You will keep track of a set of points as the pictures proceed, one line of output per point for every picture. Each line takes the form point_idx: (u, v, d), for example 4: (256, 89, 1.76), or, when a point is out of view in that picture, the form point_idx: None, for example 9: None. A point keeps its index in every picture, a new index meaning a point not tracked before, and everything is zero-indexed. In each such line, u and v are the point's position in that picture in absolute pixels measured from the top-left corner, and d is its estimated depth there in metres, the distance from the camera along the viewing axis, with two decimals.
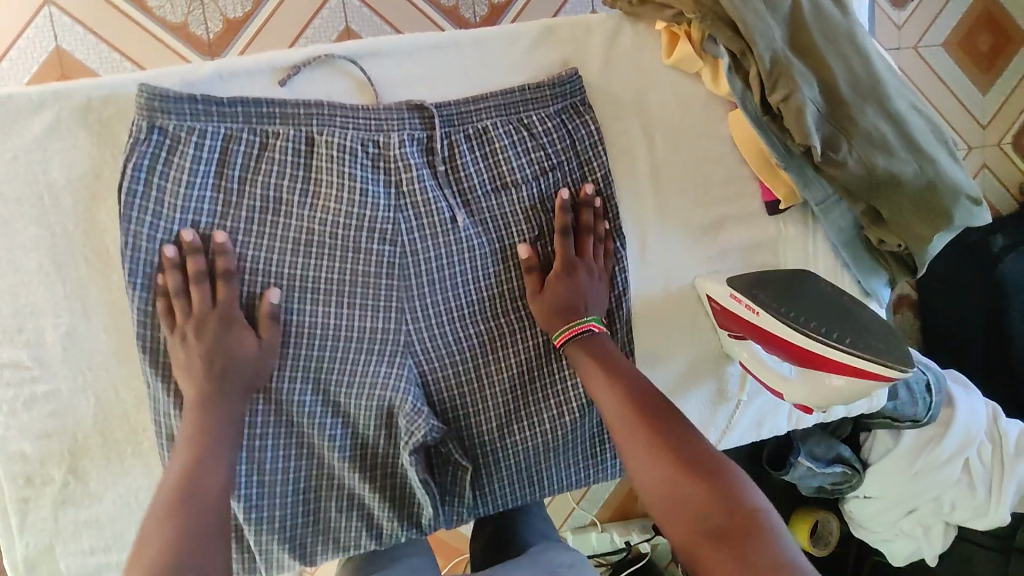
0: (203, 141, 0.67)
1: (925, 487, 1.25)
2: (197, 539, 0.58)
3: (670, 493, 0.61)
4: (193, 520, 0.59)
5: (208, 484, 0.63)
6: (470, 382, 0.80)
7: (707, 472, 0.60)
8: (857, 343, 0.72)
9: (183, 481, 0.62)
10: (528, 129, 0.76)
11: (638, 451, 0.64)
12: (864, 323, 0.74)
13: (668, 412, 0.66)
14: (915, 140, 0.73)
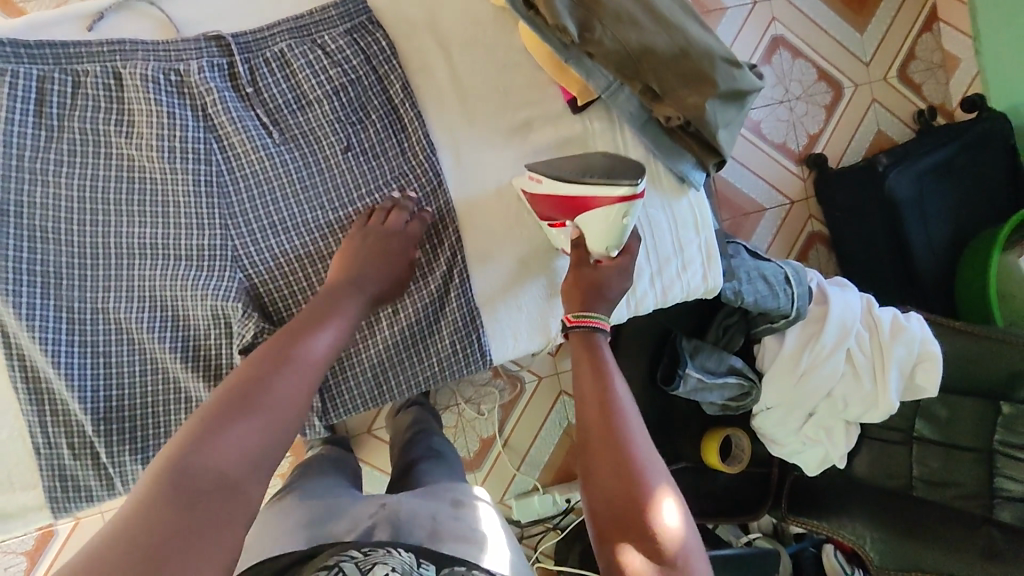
0: (18, 82, 0.76)
1: (814, 385, 1.28)
2: (269, 400, 0.63)
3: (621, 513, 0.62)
4: (267, 384, 0.64)
5: (284, 380, 0.66)
6: (307, 289, 0.86)
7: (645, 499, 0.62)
8: (606, 176, 0.84)
9: (252, 390, 0.63)
10: (323, 50, 0.85)
11: (603, 466, 0.66)
12: (620, 164, 0.86)
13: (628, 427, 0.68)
14: (661, 14, 0.83)
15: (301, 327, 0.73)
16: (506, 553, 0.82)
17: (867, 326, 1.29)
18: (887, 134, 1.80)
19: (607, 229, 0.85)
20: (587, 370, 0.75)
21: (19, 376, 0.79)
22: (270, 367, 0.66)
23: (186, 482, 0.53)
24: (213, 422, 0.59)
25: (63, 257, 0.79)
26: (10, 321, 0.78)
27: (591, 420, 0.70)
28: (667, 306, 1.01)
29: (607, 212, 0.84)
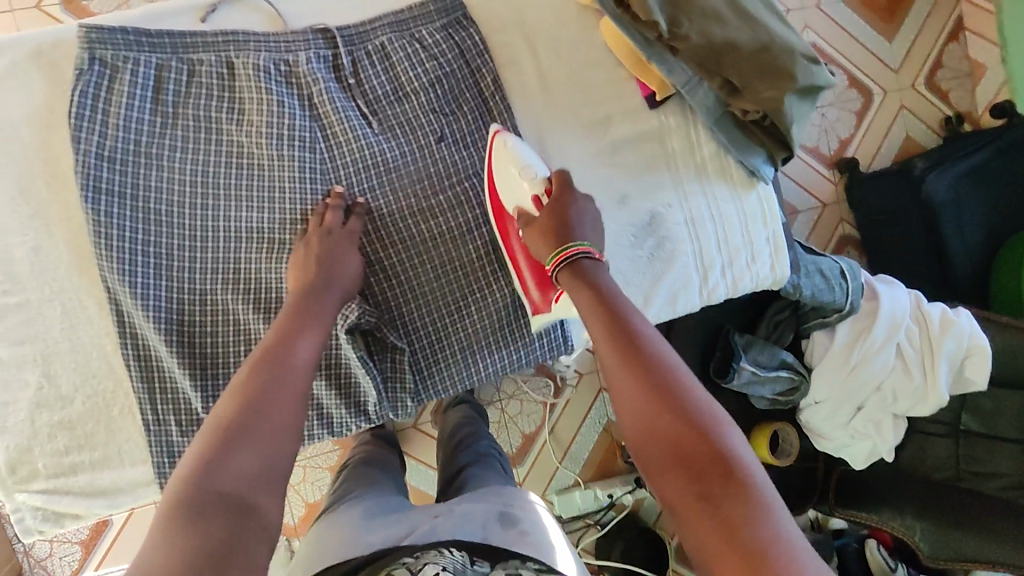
0: (138, 70, 0.79)
1: (864, 379, 1.31)
2: (263, 419, 0.65)
3: (655, 436, 0.63)
4: (265, 398, 0.67)
5: (283, 394, 0.68)
6: (403, 274, 0.91)
7: (679, 409, 0.63)
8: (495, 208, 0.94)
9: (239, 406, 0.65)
10: (420, 44, 0.89)
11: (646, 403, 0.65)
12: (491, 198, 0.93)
13: (642, 346, 0.70)
14: (744, 10, 0.87)
15: (284, 335, 0.74)
16: (559, 545, 0.80)
17: (917, 321, 1.31)
18: (915, 138, 1.84)
19: (522, 177, 0.88)
20: (589, 303, 0.77)
21: (131, 351, 0.82)
22: (263, 382, 0.68)
23: (201, 506, 0.56)
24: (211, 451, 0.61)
25: (175, 239, 0.83)
26: (125, 300, 0.81)
27: (605, 354, 0.72)
28: (737, 295, 1.04)
29: (506, 168, 0.88)
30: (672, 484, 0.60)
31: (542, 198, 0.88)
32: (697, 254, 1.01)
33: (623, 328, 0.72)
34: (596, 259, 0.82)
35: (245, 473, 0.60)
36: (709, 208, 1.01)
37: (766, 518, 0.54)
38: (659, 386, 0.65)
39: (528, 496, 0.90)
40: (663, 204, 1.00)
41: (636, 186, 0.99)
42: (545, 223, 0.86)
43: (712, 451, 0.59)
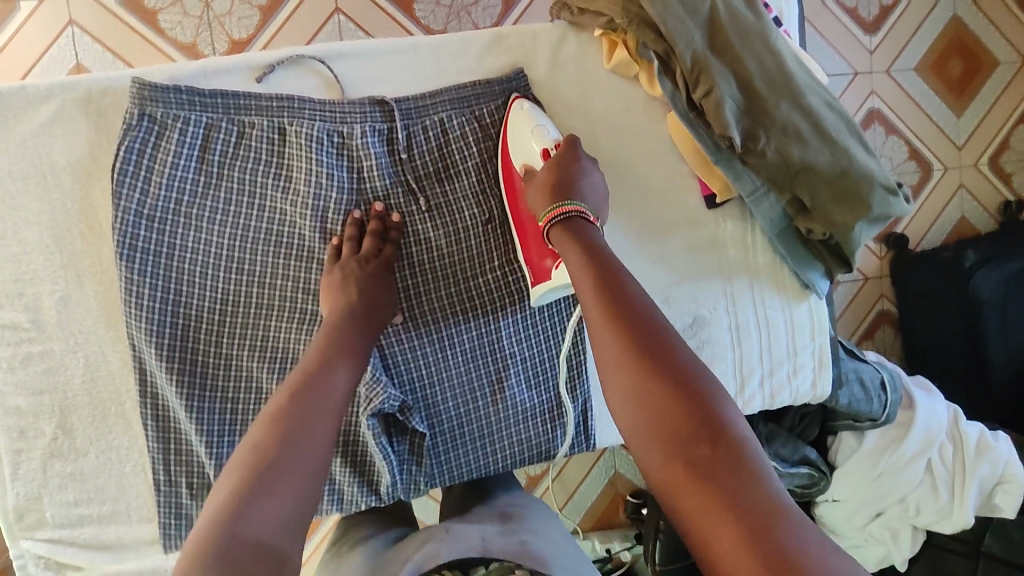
0: (188, 129, 0.77)
1: (889, 488, 1.27)
2: (297, 457, 0.61)
3: (646, 406, 0.58)
4: (300, 433, 0.63)
5: (317, 428, 0.64)
6: (434, 358, 0.87)
7: (670, 374, 0.58)
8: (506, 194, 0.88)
9: (268, 441, 0.61)
10: (479, 122, 0.86)
11: (617, 371, 0.61)
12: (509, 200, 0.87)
13: (630, 308, 0.65)
14: (827, 131, 0.81)
15: (319, 362, 0.70)
16: (562, 560, 0.72)
17: (952, 439, 1.27)
18: (970, 222, 1.71)
19: (532, 132, 0.82)
20: (577, 263, 0.72)
21: (149, 413, 0.80)
22: (298, 415, 0.64)
23: (231, 564, 0.50)
24: (240, 493, 0.56)
25: (206, 301, 0.80)
26: (148, 358, 0.79)
27: (591, 312, 0.67)
28: (774, 408, 1.00)
29: (517, 126, 0.84)
30: (662, 459, 0.54)
31: (551, 151, 0.82)
32: (737, 362, 0.97)
33: (612, 291, 0.67)
34: (587, 217, 0.77)
35: (279, 517, 0.56)
36: (756, 316, 0.97)
37: (768, 487, 0.49)
38: (653, 349, 0.61)
39: (545, 526, 0.82)
40: (709, 307, 0.96)
41: (681, 288, 0.95)
42: (547, 176, 0.79)
43: (708, 422, 0.55)
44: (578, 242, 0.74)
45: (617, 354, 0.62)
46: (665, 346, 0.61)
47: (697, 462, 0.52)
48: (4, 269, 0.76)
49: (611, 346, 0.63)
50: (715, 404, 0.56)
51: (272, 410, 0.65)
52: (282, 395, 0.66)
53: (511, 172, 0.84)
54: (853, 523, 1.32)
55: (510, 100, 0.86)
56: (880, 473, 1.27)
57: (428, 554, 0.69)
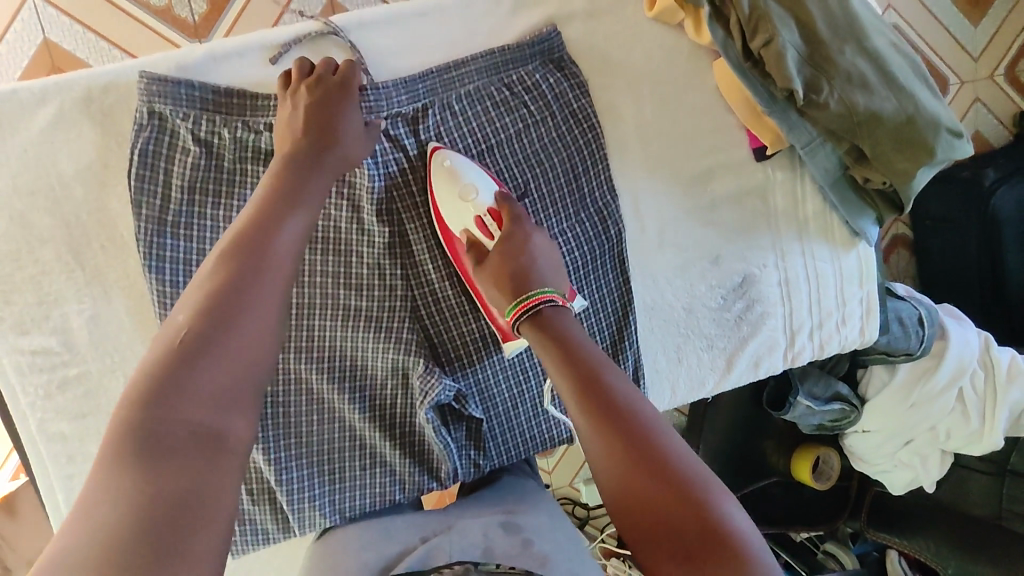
0: (201, 124, 0.70)
1: (920, 417, 1.29)
2: (232, 347, 0.53)
3: (636, 504, 0.53)
4: (248, 301, 0.55)
5: (259, 309, 0.55)
6: (487, 343, 0.84)
7: (665, 477, 0.53)
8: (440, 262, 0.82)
9: (211, 304, 0.54)
10: (509, 91, 0.80)
11: (603, 453, 0.56)
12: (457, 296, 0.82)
13: (613, 396, 0.59)
14: (890, 77, 0.77)
15: (269, 213, 0.61)
16: (569, 554, 0.69)
17: (982, 364, 1.29)
18: (984, 137, 1.65)
19: (465, 199, 0.77)
20: (553, 360, 0.65)
21: None
22: (240, 272, 0.56)
23: (162, 437, 0.46)
24: (177, 359, 0.50)
25: None
26: None
27: (565, 395, 0.62)
28: (822, 358, 0.99)
29: (443, 184, 0.77)
30: (661, 557, 0.51)
31: (486, 220, 0.78)
32: (786, 317, 0.95)
33: (594, 376, 0.61)
34: (559, 303, 0.71)
35: (214, 394, 0.50)
36: (806, 269, 0.94)
37: None
38: (643, 448, 0.55)
39: (550, 520, 0.78)
40: (758, 265, 0.93)
41: (730, 246, 0.91)
42: (496, 260, 0.75)
43: (709, 529, 0.50)
44: (546, 325, 0.69)
45: (599, 443, 0.57)
46: (647, 424, 0.57)
47: (690, 558, 0.49)
48: (24, 292, 0.71)
49: (591, 435, 0.58)
50: (712, 496, 0.52)
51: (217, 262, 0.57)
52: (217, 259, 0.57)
53: (452, 241, 0.79)
54: (884, 450, 1.35)
55: (428, 150, 0.78)
56: (911, 403, 1.29)
57: (433, 550, 0.71)
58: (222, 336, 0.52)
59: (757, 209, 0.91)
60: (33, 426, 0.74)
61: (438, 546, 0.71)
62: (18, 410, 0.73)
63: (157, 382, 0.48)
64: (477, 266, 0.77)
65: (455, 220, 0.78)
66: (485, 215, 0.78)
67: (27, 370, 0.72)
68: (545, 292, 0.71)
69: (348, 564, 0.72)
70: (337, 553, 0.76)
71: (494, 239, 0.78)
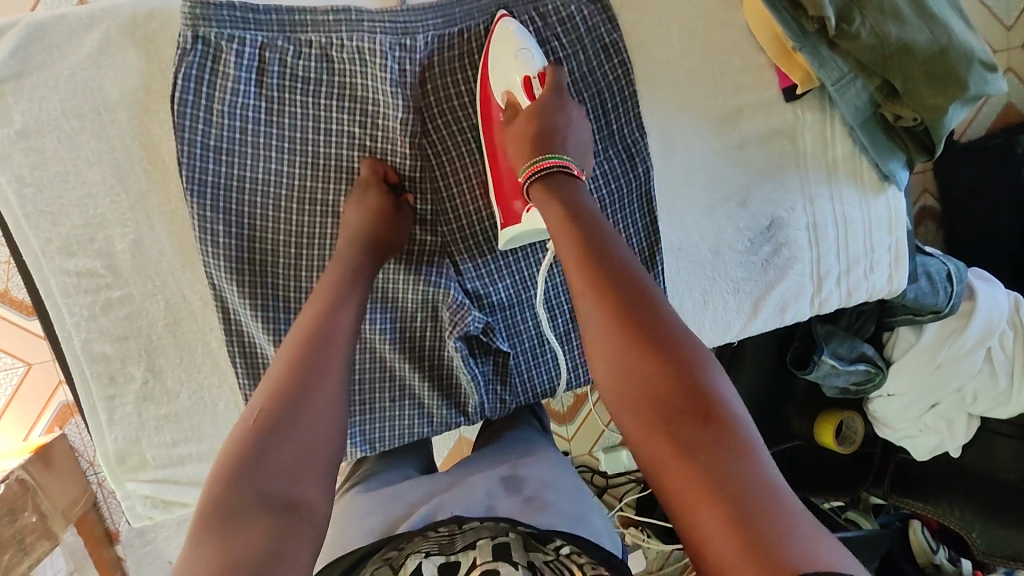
0: (243, 50, 0.72)
1: (947, 378, 1.28)
2: (305, 419, 0.59)
3: (623, 374, 0.56)
4: (318, 383, 0.62)
5: (327, 381, 0.62)
6: (517, 281, 0.85)
7: (657, 354, 0.55)
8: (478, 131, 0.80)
9: (283, 383, 0.60)
10: (542, 22, 0.82)
11: (606, 344, 0.57)
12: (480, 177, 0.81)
13: (614, 277, 0.59)
14: (923, 8, 0.78)
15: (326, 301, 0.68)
16: (566, 504, 0.70)
17: (1011, 325, 1.27)
18: (1016, 107, 1.62)
19: (516, 60, 0.75)
20: (557, 229, 0.65)
21: (238, 350, 0.79)
22: (310, 357, 0.63)
23: (243, 504, 0.51)
24: (260, 433, 0.56)
25: (280, 235, 0.77)
26: (227, 297, 0.77)
27: (569, 271, 0.62)
28: (849, 305, 0.99)
29: (501, 51, 0.76)
30: (658, 438, 0.52)
31: (532, 82, 0.75)
32: (814, 262, 0.95)
33: (592, 246, 0.62)
34: (573, 173, 0.70)
35: (293, 460, 0.56)
36: (834, 214, 0.94)
37: (761, 471, 0.47)
38: (636, 313, 0.57)
39: (551, 468, 0.77)
40: (787, 208, 0.92)
41: (758, 188, 0.91)
42: (529, 120, 0.73)
43: (699, 397, 0.52)
44: (548, 191, 0.68)
45: (606, 325, 0.57)
46: (651, 303, 0.58)
47: (682, 437, 0.51)
48: (71, 215, 0.73)
49: (597, 316, 0.58)
50: (710, 378, 0.53)
51: (289, 351, 0.64)
52: (294, 342, 0.65)
53: (490, 102, 0.77)
54: (908, 413, 1.34)
55: (493, 19, 0.78)
56: (939, 364, 1.28)
57: (436, 509, 0.69)
58: (297, 404, 0.59)
59: (786, 151, 0.91)
60: (77, 346, 0.76)
61: (441, 506, 0.70)
62: (64, 330, 0.76)
63: (242, 450, 0.54)
64: (507, 124, 0.75)
65: (498, 74, 0.76)
66: (530, 85, 0.75)
67: (72, 291, 0.75)
68: (564, 160, 0.70)
69: (350, 531, 0.71)
70: (344, 517, 0.75)
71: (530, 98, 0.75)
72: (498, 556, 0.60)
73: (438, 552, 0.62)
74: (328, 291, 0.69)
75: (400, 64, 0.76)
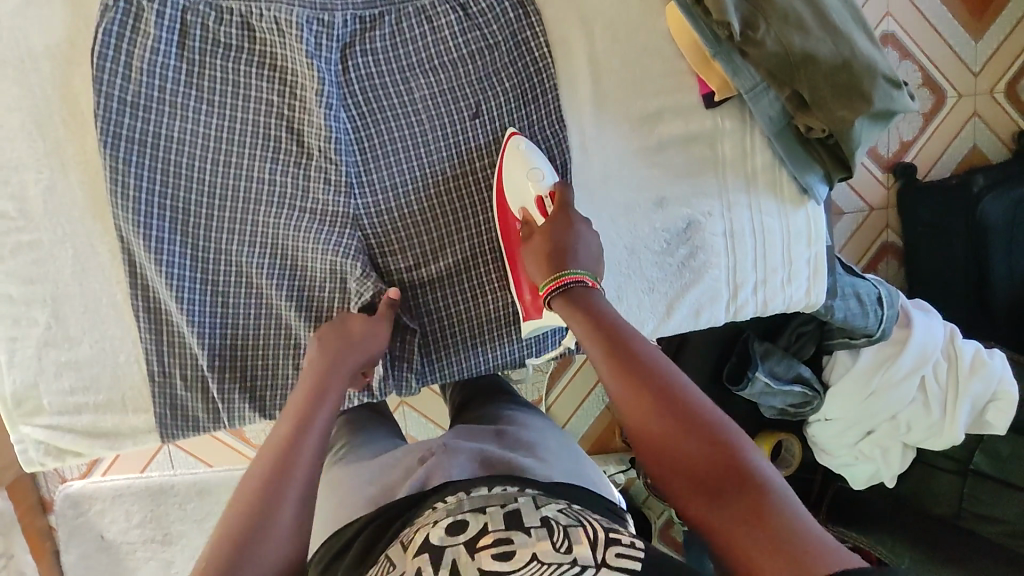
0: (163, 11, 0.75)
1: (880, 405, 1.28)
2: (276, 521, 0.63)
3: (663, 452, 0.63)
4: (286, 489, 0.66)
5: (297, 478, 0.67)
6: (425, 259, 0.87)
7: (694, 430, 0.62)
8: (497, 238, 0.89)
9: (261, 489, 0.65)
10: (464, 10, 0.84)
11: (644, 428, 0.65)
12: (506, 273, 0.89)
13: (647, 370, 0.67)
14: (828, 21, 0.81)
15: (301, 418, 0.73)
16: (552, 470, 0.78)
17: (946, 355, 1.27)
18: (982, 150, 1.62)
19: (529, 178, 0.83)
20: (582, 326, 0.74)
21: (140, 303, 0.81)
22: (281, 468, 0.67)
23: None
24: (241, 536, 0.60)
25: (191, 194, 0.80)
26: (132, 250, 0.79)
27: (588, 346, 0.72)
28: (766, 315, 1.00)
29: (513, 166, 0.84)
30: (704, 509, 0.58)
31: (544, 201, 0.84)
32: (730, 269, 0.97)
33: (622, 349, 0.70)
34: (588, 284, 0.77)
35: (274, 558, 0.61)
36: (752, 222, 0.95)
37: (792, 510, 0.55)
38: (668, 407, 0.64)
39: (539, 433, 0.87)
40: (704, 212, 0.94)
41: (675, 191, 0.92)
42: (543, 243, 0.80)
43: (727, 464, 0.59)
44: (575, 304, 0.76)
45: (631, 406, 0.66)
46: (682, 388, 0.66)
47: (724, 497, 0.58)
48: None
49: (622, 392, 0.67)
50: (739, 440, 0.61)
51: (274, 456, 0.68)
52: (265, 454, 0.69)
53: (509, 217, 0.86)
54: (843, 438, 1.33)
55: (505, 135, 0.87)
56: (873, 390, 1.28)
57: (431, 471, 0.76)
58: (270, 513, 0.63)
59: (706, 157, 0.92)
60: None
61: (437, 467, 0.76)
62: None
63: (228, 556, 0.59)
64: (525, 238, 0.83)
65: (523, 203, 0.84)
66: (540, 203, 0.84)
67: None
68: (583, 275, 0.77)
69: (353, 502, 0.79)
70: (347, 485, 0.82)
71: (544, 215, 0.84)
72: (508, 512, 0.59)
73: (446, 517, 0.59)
74: (298, 412, 0.74)
75: (317, 37, 0.79)
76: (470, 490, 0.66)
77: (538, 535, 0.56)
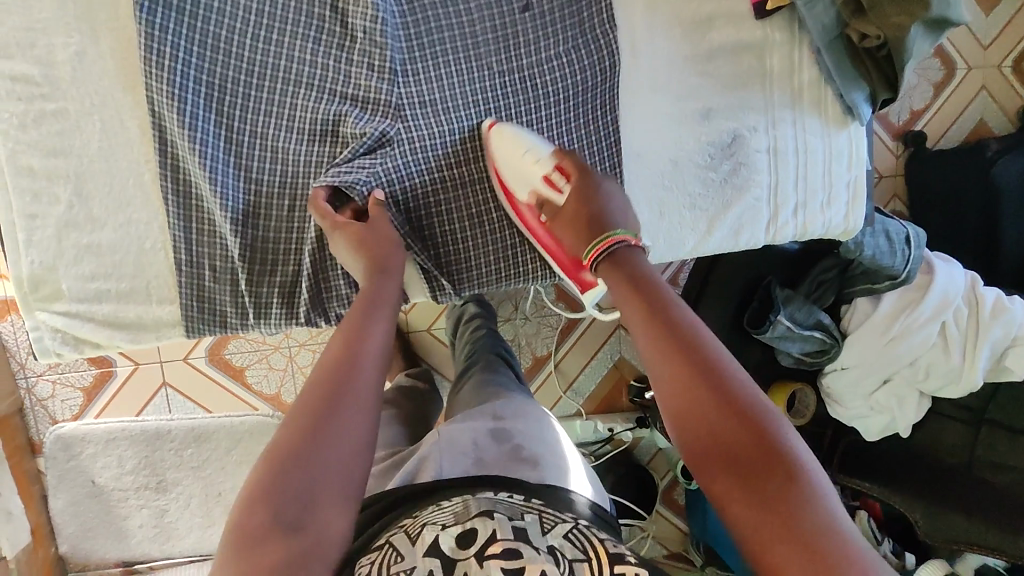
0: None
1: (900, 351, 1.27)
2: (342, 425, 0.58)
3: (691, 419, 0.58)
4: (342, 409, 0.59)
5: (354, 397, 0.60)
6: (467, 156, 0.85)
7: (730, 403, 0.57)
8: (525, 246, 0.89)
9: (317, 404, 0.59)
10: None
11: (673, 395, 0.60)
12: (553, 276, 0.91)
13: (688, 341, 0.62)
14: None
15: (354, 332, 0.67)
16: (551, 462, 0.76)
17: (966, 303, 1.28)
18: (988, 125, 1.57)
19: (528, 156, 0.82)
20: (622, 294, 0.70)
21: (171, 184, 0.77)
22: (333, 389, 0.60)
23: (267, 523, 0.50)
24: (290, 448, 0.55)
25: (230, 70, 0.76)
26: (164, 126, 0.75)
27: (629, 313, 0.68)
28: (804, 239, 0.99)
29: (505, 153, 0.82)
30: (722, 487, 0.54)
31: (552, 177, 0.83)
32: (772, 188, 0.95)
33: (663, 317, 0.66)
34: (630, 243, 0.75)
35: (329, 472, 0.55)
36: (795, 140, 0.94)
37: (822, 505, 0.50)
38: (702, 375, 0.59)
39: (536, 415, 0.85)
40: (749, 126, 0.92)
41: (722, 103, 0.91)
42: (573, 214, 0.80)
43: (761, 445, 0.54)
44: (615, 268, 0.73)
45: (668, 365, 0.61)
46: (723, 362, 0.60)
47: (748, 477, 0.53)
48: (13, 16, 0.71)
49: (655, 356, 0.63)
50: (780, 425, 0.56)
51: (324, 369, 0.62)
52: (324, 366, 0.63)
53: (517, 206, 0.86)
54: (860, 386, 1.32)
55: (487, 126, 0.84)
56: (894, 336, 1.27)
57: (422, 466, 0.74)
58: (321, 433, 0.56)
59: (753, 70, 0.91)
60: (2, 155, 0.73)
61: (429, 461, 0.75)
62: None
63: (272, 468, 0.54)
64: (551, 218, 0.83)
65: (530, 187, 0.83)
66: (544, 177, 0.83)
67: (3, 96, 0.72)
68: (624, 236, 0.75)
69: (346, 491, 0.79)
70: None
71: (559, 188, 0.83)
72: (517, 525, 0.55)
73: (454, 524, 0.55)
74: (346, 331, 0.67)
75: None
76: (476, 494, 0.64)
77: (547, 557, 0.51)
